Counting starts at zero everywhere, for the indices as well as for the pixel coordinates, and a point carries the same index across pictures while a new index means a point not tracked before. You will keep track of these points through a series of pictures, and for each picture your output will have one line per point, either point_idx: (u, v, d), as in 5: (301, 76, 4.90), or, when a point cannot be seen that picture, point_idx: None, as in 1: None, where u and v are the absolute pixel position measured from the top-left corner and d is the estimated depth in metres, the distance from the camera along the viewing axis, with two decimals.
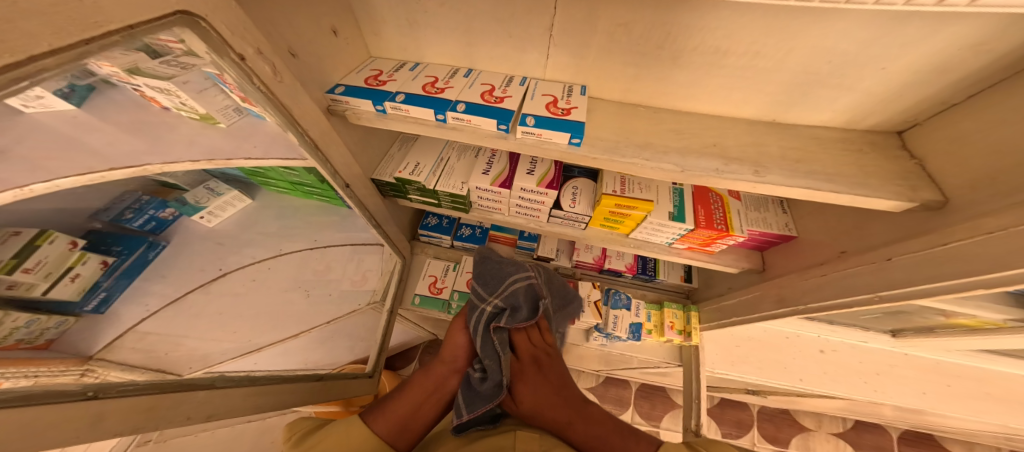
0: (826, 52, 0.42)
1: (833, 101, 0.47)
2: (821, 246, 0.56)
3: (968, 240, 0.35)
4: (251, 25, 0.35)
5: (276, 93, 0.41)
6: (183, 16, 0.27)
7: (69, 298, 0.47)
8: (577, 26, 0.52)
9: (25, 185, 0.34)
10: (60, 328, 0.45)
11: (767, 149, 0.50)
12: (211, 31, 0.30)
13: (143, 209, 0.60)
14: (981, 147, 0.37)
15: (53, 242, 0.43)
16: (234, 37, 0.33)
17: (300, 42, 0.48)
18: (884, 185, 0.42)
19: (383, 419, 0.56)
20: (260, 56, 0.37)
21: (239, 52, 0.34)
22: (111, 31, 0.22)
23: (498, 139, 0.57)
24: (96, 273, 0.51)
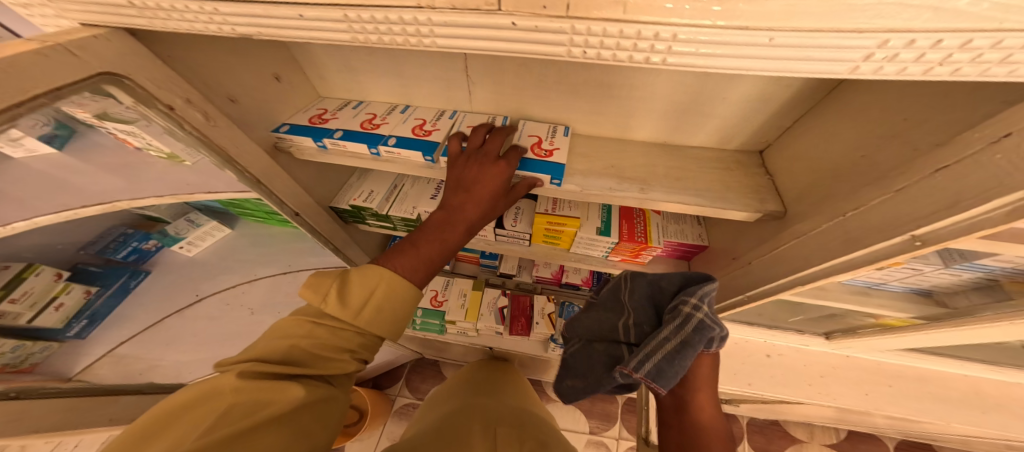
0: (678, 84, 0.49)
1: (704, 125, 0.54)
2: (723, 254, 0.61)
3: (789, 243, 0.41)
4: (180, 81, 0.44)
5: (212, 138, 0.48)
6: (105, 76, 0.36)
7: (50, 325, 0.65)
8: (485, 68, 0.60)
9: (8, 222, 0.48)
10: (41, 352, 0.66)
11: (654, 169, 0.56)
12: (135, 87, 0.39)
13: (127, 242, 0.74)
14: (805, 160, 0.43)
15: (39, 274, 0.59)
16: (160, 91, 0.41)
17: (241, 90, 0.56)
18: (738, 198, 0.47)
19: (405, 261, 0.44)
20: (191, 105, 0.45)
21: (167, 103, 0.42)
22: (37, 94, 0.30)
23: (425, 169, 0.65)
24: (78, 301, 0.69)
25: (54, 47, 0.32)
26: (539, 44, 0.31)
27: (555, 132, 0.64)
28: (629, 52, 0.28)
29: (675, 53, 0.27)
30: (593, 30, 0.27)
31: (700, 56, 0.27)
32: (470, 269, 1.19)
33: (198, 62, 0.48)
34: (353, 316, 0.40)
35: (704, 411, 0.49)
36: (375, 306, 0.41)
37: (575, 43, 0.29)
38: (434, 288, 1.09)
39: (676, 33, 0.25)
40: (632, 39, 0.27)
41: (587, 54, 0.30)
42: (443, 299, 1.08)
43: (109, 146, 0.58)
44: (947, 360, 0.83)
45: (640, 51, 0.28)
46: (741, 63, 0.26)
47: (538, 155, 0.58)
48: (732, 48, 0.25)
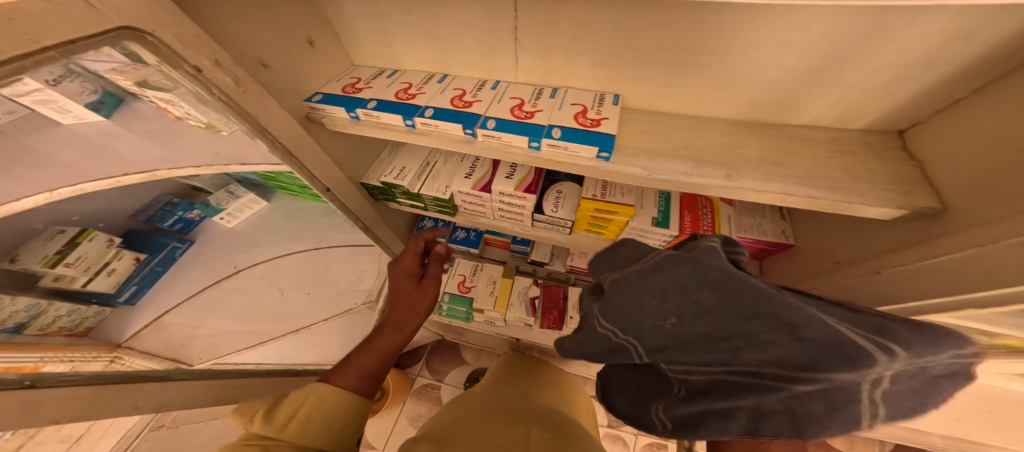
0: (794, 45, 0.38)
1: (821, 97, 0.43)
2: (822, 256, 0.52)
3: (956, 254, 0.31)
4: (207, 38, 0.38)
5: (239, 102, 0.44)
6: (126, 31, 0.31)
7: (102, 289, 0.63)
8: (538, 28, 0.51)
9: (54, 187, 0.45)
10: (95, 317, 0.63)
11: (744, 151, 0.46)
12: (159, 45, 0.34)
13: (173, 211, 0.76)
14: (984, 142, 0.33)
15: (92, 240, 0.59)
16: (187, 50, 0.36)
17: (271, 54, 0.50)
18: (870, 191, 0.38)
19: (347, 373, 0.49)
20: (219, 68, 0.40)
21: (194, 64, 0.38)
22: (47, 47, 0.26)
23: (465, 144, 0.57)
24: (129, 267, 0.67)
25: None
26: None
27: (602, 100, 0.56)
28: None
29: None
30: None
31: None
32: (499, 255, 1.14)
33: (225, 19, 0.43)
34: (279, 431, 0.40)
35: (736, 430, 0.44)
36: (311, 410, 0.43)
37: None
38: (462, 273, 1.07)
39: None
40: None
41: None
42: (471, 284, 1.04)
43: (148, 114, 0.57)
44: None
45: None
46: None
47: (583, 124, 0.52)
48: None
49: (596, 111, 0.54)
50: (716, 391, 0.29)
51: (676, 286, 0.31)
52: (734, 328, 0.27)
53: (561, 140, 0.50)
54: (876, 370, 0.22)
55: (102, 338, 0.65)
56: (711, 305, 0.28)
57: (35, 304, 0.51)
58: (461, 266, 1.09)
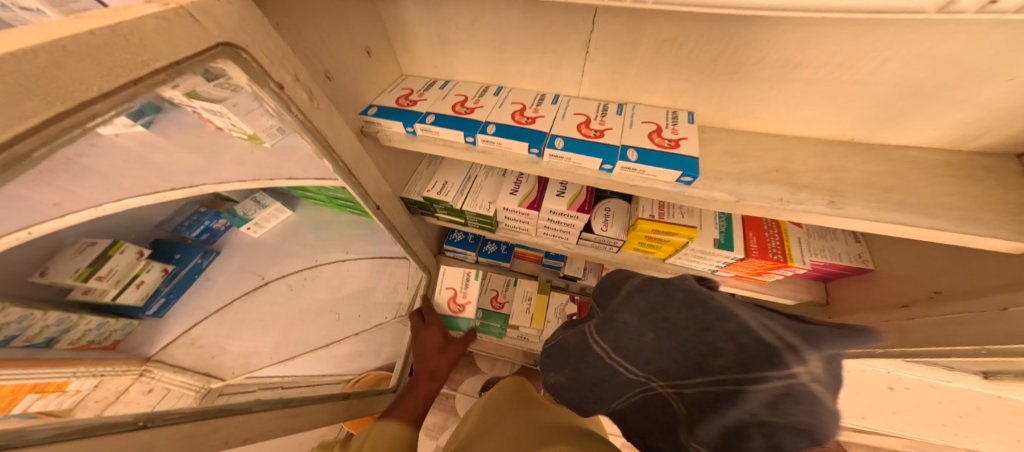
0: (925, 61, 0.36)
1: (933, 118, 0.41)
2: (912, 285, 0.49)
3: None
4: (291, 53, 0.36)
5: (313, 119, 0.41)
6: (224, 48, 0.28)
7: (134, 302, 0.61)
8: (618, 40, 0.49)
9: (99, 203, 0.41)
10: (124, 330, 0.60)
11: (845, 175, 0.43)
12: (251, 62, 0.31)
13: (200, 220, 0.74)
14: None
15: (122, 252, 0.57)
16: (273, 66, 0.34)
17: (336, 64, 0.48)
18: (1004, 223, 0.35)
19: None
20: (298, 83, 0.38)
21: (278, 81, 0.35)
22: (158, 69, 0.24)
23: (530, 164, 0.55)
24: (158, 280, 0.65)
25: (176, 10, 0.24)
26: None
27: (676, 118, 0.53)
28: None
29: None
30: None
31: None
32: (530, 269, 1.11)
33: (300, 29, 0.40)
34: None
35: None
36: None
37: None
38: (495, 287, 1.05)
39: None
40: None
41: None
42: (505, 300, 1.03)
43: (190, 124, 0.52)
44: None
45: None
46: None
47: (660, 145, 0.50)
48: None
49: (671, 130, 0.52)
50: (699, 409, 0.30)
51: (648, 305, 0.34)
52: (694, 343, 0.31)
53: (637, 164, 0.48)
54: (795, 369, 0.25)
55: (130, 351, 0.60)
56: (675, 321, 0.32)
57: (28, 314, 0.43)
58: (494, 281, 1.07)
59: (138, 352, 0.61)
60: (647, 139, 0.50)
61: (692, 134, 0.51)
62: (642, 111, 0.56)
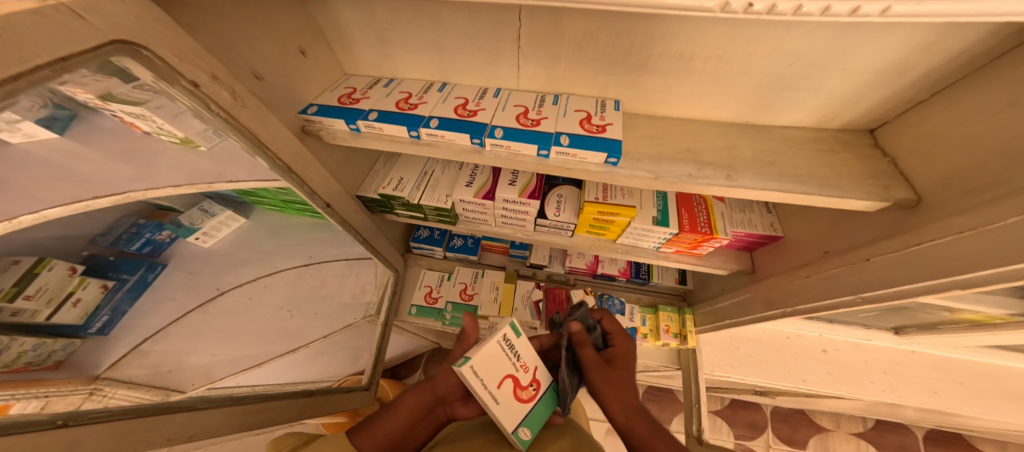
0: (786, 52, 0.43)
1: (804, 102, 0.50)
2: (809, 245, 0.56)
3: (941, 240, 0.35)
4: (204, 53, 0.35)
5: (238, 118, 0.40)
6: (121, 46, 0.26)
7: (73, 322, 0.50)
8: (544, 37, 0.52)
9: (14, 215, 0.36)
10: (67, 350, 0.48)
11: (740, 152, 0.51)
12: (155, 60, 0.30)
13: (140, 233, 0.57)
14: (959, 142, 0.38)
15: (52, 269, 0.44)
16: (184, 64, 0.33)
17: (265, 65, 0.47)
18: (857, 186, 0.43)
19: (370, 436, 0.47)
20: (216, 81, 0.37)
21: (190, 79, 0.34)
22: (42, 66, 0.21)
23: (473, 154, 0.57)
24: (99, 297, 0.52)
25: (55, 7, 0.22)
26: None
27: (605, 106, 0.58)
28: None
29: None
30: None
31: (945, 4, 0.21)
32: (498, 260, 1.15)
33: (221, 28, 0.40)
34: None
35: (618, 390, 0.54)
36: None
37: None
38: (463, 280, 1.07)
39: None
40: None
41: (750, 6, 0.25)
42: (473, 292, 1.05)
43: None
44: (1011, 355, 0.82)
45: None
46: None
47: (590, 131, 0.54)
48: None
49: (599, 117, 0.56)
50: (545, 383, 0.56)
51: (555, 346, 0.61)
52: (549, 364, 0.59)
53: (569, 148, 0.52)
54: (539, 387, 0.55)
55: (75, 371, 0.48)
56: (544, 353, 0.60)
57: None
58: (462, 274, 1.09)
59: (87, 372, 0.49)
60: (577, 125, 0.54)
61: (617, 120, 0.55)
62: (575, 100, 0.60)
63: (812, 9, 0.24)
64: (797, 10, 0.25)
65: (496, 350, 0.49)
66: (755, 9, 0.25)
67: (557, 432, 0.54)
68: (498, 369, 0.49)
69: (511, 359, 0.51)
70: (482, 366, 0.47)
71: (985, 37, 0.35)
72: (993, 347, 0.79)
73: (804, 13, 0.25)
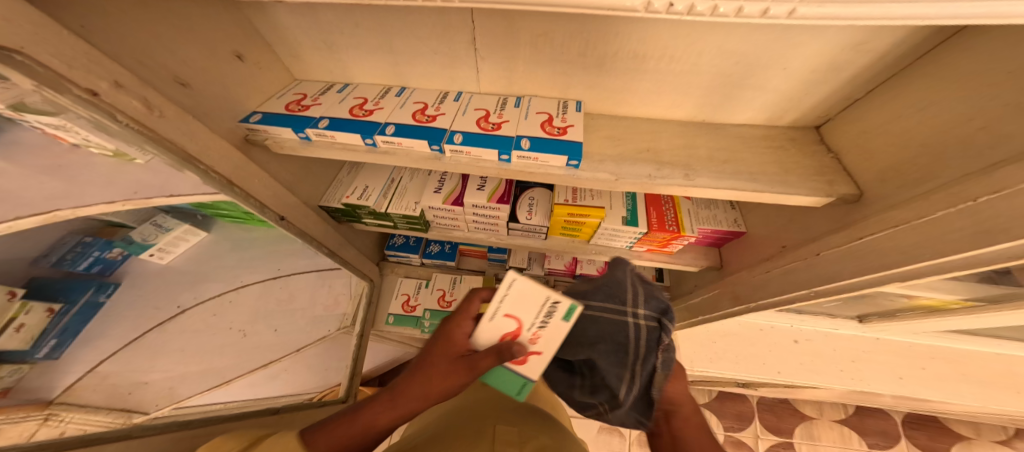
0: (728, 50, 0.43)
1: (753, 100, 0.50)
2: (769, 240, 0.57)
3: (880, 234, 0.36)
4: (100, 59, 0.33)
5: (155, 129, 0.37)
6: None
7: (16, 346, 0.45)
8: (498, 39, 0.51)
9: None
10: (12, 376, 0.44)
11: (695, 151, 0.51)
12: (33, 65, 0.27)
13: (86, 252, 0.54)
14: (901, 137, 0.38)
15: None
16: (73, 71, 0.30)
17: (192, 72, 0.45)
18: (802, 183, 0.44)
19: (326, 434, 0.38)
20: (122, 89, 0.34)
21: (86, 87, 0.31)
22: None
23: (434, 161, 0.56)
24: (44, 320, 0.47)
25: None
26: None
27: (565, 107, 0.58)
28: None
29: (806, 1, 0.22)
30: None
31: (840, 6, 0.21)
32: (477, 265, 1.14)
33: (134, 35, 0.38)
34: None
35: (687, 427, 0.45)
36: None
37: None
38: (441, 287, 1.06)
39: None
40: None
41: (671, 6, 0.25)
42: (452, 298, 1.04)
43: None
44: (978, 340, 0.83)
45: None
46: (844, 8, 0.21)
47: (550, 133, 0.53)
48: None
49: (561, 119, 0.56)
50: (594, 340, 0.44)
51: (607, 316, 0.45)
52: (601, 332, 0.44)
53: (530, 151, 0.51)
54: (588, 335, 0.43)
55: (28, 397, 0.45)
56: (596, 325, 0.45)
57: None
58: (440, 281, 1.08)
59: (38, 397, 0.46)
60: (536, 128, 0.53)
61: (578, 121, 0.55)
62: (534, 102, 0.60)
63: (729, 9, 0.24)
64: (714, 11, 0.25)
65: (535, 307, 0.37)
66: (676, 9, 0.25)
67: (534, 431, 0.52)
68: (525, 317, 0.38)
69: (530, 327, 0.38)
70: (493, 326, 0.39)
71: (907, 34, 0.36)
72: (953, 332, 0.81)
73: (722, 14, 0.25)
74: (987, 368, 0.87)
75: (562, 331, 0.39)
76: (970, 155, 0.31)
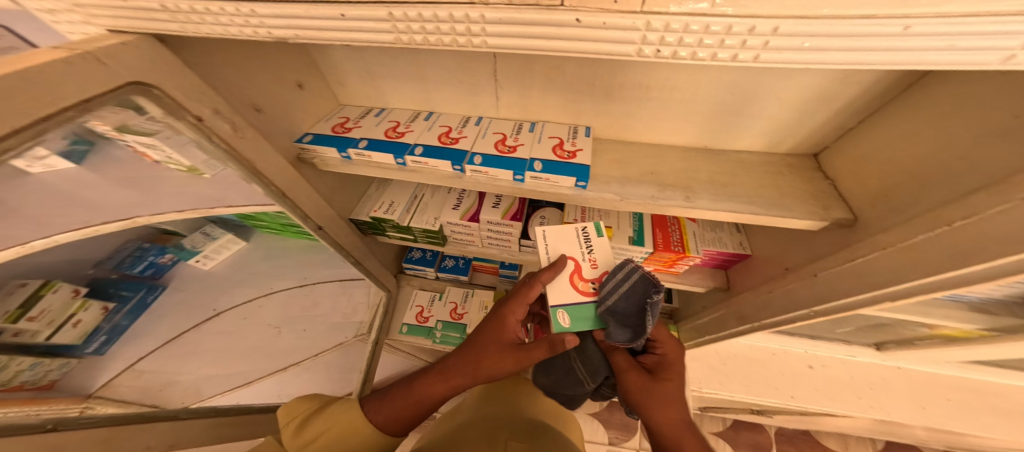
0: (728, 82, 0.48)
1: (756, 128, 0.54)
2: (774, 262, 0.59)
3: (874, 254, 0.38)
4: (208, 91, 0.40)
5: (238, 149, 0.44)
6: (134, 85, 0.31)
7: (71, 341, 0.54)
8: (517, 71, 0.58)
9: (26, 241, 0.40)
10: (62, 369, 0.53)
11: (698, 175, 0.55)
12: (164, 97, 0.35)
13: (142, 256, 0.63)
14: (887, 163, 0.42)
15: (57, 291, 0.50)
16: (188, 102, 0.37)
17: (266, 99, 0.53)
18: (799, 206, 0.47)
19: (386, 404, 0.49)
20: (218, 115, 0.41)
21: (196, 114, 0.38)
22: (66, 107, 0.26)
23: (454, 179, 0.61)
24: (97, 317, 0.58)
25: (80, 54, 0.27)
26: (614, 27, 0.29)
27: (576, 132, 0.63)
28: (697, 36, 0.27)
29: (770, 49, 0.26)
30: (674, 26, 0.27)
31: (802, 52, 0.26)
32: (488, 280, 1.17)
33: (229, 67, 0.46)
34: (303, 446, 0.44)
35: (666, 428, 0.45)
36: (331, 440, 0.45)
37: (651, 29, 0.28)
38: (453, 300, 1.10)
39: (777, 26, 0.24)
40: (727, 22, 0.25)
41: (658, 51, 0.30)
42: (463, 311, 1.08)
43: None
44: (1006, 373, 0.80)
45: (705, 47, 0.28)
46: (800, 55, 0.26)
47: (561, 157, 0.58)
48: (826, 25, 0.23)
49: (571, 143, 0.61)
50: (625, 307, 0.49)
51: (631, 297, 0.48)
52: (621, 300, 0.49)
53: (543, 172, 0.56)
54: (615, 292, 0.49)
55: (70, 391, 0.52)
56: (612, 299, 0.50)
57: None
58: (453, 294, 1.12)
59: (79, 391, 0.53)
60: (548, 152, 0.58)
61: (587, 146, 0.60)
62: (548, 126, 0.65)
63: (705, 55, 0.29)
64: (696, 56, 0.29)
65: (572, 236, 0.55)
66: (663, 53, 0.30)
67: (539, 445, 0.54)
68: (565, 245, 0.55)
69: (582, 253, 0.53)
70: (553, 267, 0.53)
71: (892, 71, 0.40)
72: (976, 363, 0.79)
73: (700, 58, 0.30)
74: (1020, 405, 0.83)
75: (605, 249, 0.54)
76: (943, 179, 0.34)
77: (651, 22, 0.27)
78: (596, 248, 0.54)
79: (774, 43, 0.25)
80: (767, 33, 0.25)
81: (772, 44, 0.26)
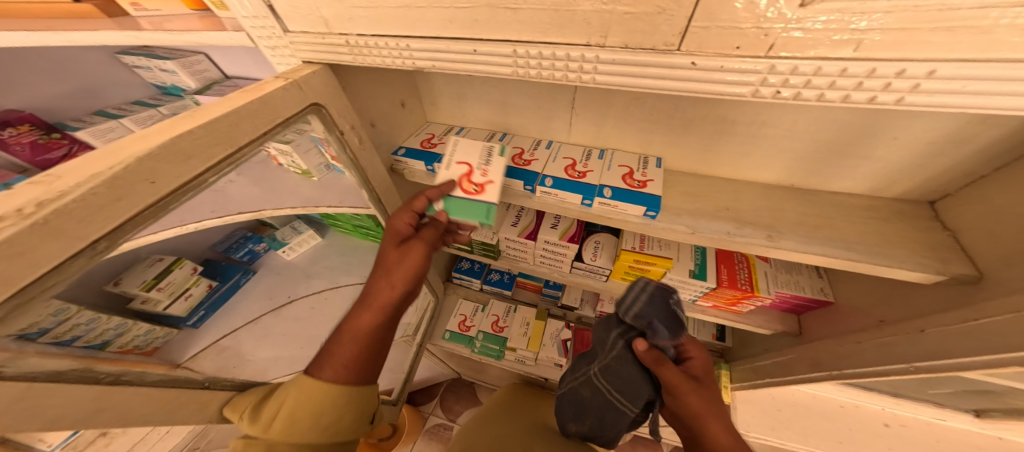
0: (827, 119, 0.48)
1: (856, 168, 0.52)
2: (864, 312, 0.55)
3: (1002, 317, 0.35)
4: (351, 109, 0.49)
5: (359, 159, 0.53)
6: (313, 106, 0.41)
7: (180, 312, 0.73)
8: (596, 99, 0.61)
9: None
10: (165, 335, 0.71)
11: (781, 215, 0.53)
12: (327, 116, 0.45)
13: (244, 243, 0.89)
14: (1017, 214, 0.38)
15: (180, 268, 0.73)
16: (339, 118, 0.47)
17: (381, 116, 0.62)
18: (908, 258, 0.44)
19: (332, 364, 0.45)
20: (354, 130, 0.50)
21: (341, 129, 0.48)
22: (275, 126, 0.35)
23: (525, 198, 0.64)
24: (203, 293, 0.77)
25: (291, 83, 0.38)
26: (731, 71, 0.30)
27: (647, 164, 0.64)
28: (829, 78, 0.28)
29: (917, 91, 0.26)
30: (800, 70, 0.28)
31: (954, 94, 0.26)
32: (530, 298, 1.18)
33: (359, 92, 0.54)
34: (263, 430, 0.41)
35: (723, 436, 0.43)
36: (287, 420, 0.42)
37: (773, 72, 0.29)
38: (495, 313, 1.12)
39: (936, 69, 0.24)
40: (870, 65, 0.26)
41: (777, 92, 0.31)
42: (504, 325, 1.09)
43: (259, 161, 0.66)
44: None
45: (835, 89, 0.29)
46: (948, 99, 0.26)
47: (631, 185, 0.60)
48: (998, 66, 0.23)
49: (642, 173, 0.62)
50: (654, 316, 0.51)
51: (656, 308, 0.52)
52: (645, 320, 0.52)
53: (612, 199, 0.57)
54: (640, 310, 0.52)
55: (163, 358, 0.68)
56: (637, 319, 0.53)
57: (123, 322, 0.62)
58: (495, 308, 1.14)
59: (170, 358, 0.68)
60: (619, 180, 0.60)
61: (658, 177, 0.61)
62: (618, 154, 0.68)
63: (834, 95, 0.29)
64: (845, 98, 0.29)
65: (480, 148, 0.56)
66: (782, 94, 0.31)
67: None
68: (478, 157, 0.55)
69: (480, 163, 0.54)
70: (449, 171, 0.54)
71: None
72: None
73: (827, 99, 0.30)
74: None
75: (500, 164, 0.54)
76: None
77: (776, 65, 0.28)
78: (492, 163, 0.55)
79: (925, 85, 0.26)
80: (922, 73, 0.25)
81: (922, 86, 0.26)
